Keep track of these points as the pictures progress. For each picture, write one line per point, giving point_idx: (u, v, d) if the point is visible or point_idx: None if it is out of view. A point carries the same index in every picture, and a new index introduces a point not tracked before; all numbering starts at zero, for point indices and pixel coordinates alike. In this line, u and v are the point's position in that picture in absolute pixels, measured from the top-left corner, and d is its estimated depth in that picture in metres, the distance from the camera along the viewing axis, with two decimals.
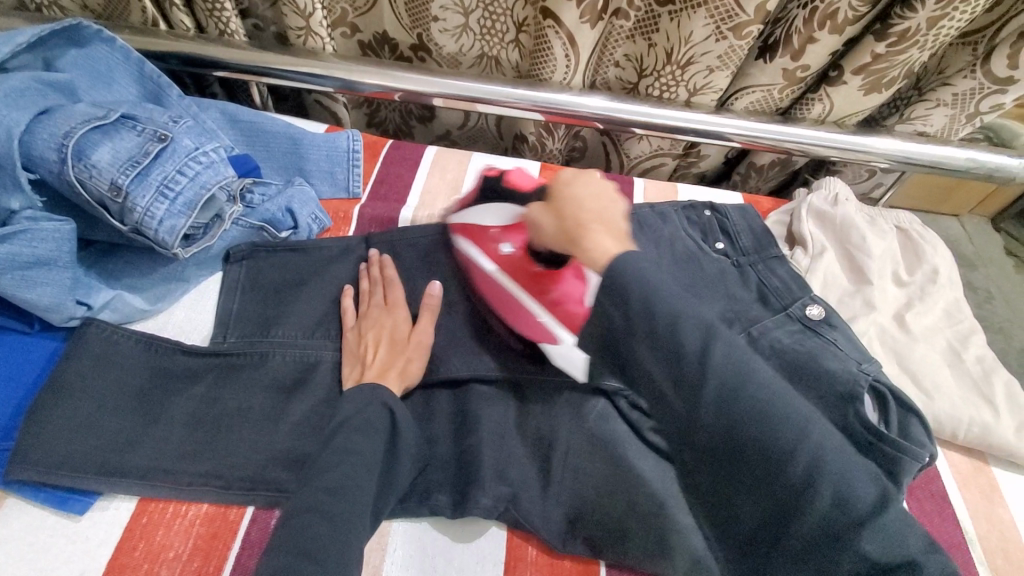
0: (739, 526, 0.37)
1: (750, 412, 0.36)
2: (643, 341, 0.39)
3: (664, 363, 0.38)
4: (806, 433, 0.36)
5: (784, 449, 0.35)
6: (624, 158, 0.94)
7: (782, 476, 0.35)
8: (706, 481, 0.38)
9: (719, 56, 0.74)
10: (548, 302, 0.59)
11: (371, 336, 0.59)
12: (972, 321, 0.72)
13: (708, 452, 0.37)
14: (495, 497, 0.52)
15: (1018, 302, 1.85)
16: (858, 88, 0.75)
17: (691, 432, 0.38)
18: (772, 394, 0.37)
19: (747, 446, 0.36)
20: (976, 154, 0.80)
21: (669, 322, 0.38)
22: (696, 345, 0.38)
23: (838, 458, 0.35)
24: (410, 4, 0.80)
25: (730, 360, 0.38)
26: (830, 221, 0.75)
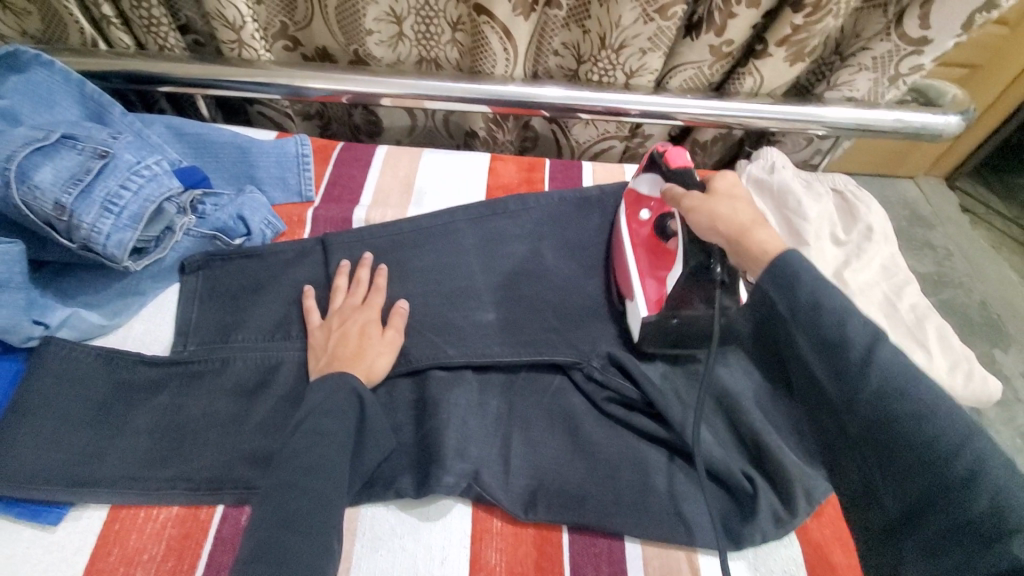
0: (882, 505, 0.41)
1: (911, 409, 0.38)
2: (805, 336, 0.42)
3: (825, 357, 0.42)
4: (969, 437, 0.37)
5: (942, 447, 0.37)
6: (573, 144, 0.97)
7: (941, 472, 0.37)
8: (860, 463, 0.42)
9: (650, 37, 0.77)
10: (649, 273, 0.62)
11: (339, 330, 0.60)
12: (907, 273, 0.76)
13: (865, 440, 0.41)
14: (458, 474, 0.54)
15: (973, 257, 1.93)
16: (784, 60, 0.79)
17: (851, 421, 0.41)
18: (940, 397, 0.38)
19: (902, 441, 0.39)
20: (903, 114, 0.84)
21: (834, 317, 0.41)
22: (863, 341, 0.40)
23: (1002, 466, 0.36)
24: (341, 22, 0.82)
25: (899, 364, 0.39)
26: (769, 189, 0.79)
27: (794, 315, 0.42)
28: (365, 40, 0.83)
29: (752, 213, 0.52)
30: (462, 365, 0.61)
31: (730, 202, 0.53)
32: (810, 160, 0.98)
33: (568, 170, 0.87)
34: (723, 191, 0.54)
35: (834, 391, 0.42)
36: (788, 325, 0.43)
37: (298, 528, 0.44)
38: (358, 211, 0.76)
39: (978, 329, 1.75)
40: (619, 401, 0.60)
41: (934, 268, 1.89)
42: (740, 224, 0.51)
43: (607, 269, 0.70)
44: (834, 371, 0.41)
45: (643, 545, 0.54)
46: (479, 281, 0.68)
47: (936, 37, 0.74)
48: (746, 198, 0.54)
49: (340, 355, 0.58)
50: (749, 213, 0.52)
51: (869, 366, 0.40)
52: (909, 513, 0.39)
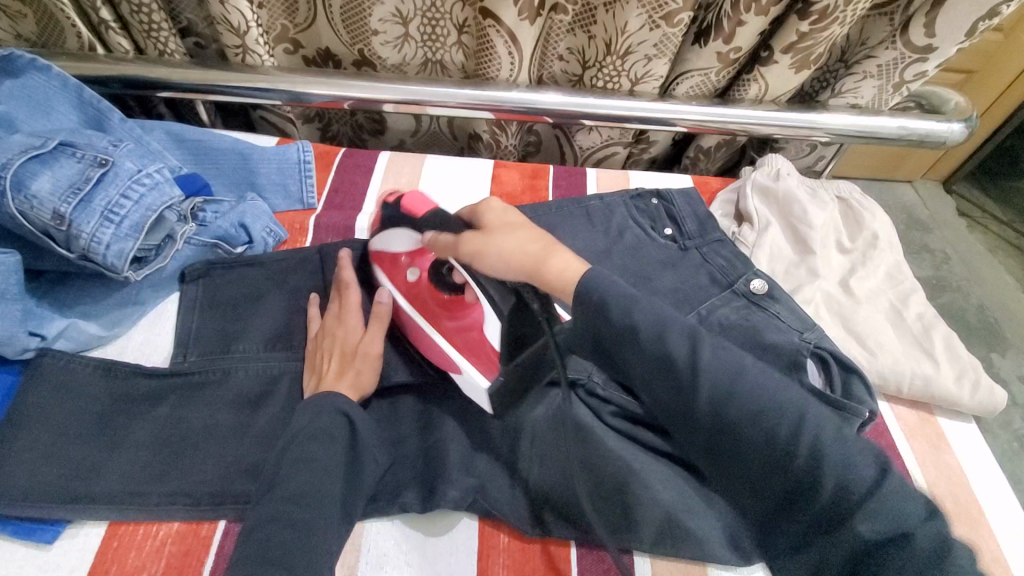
0: (752, 511, 0.39)
1: (739, 411, 0.38)
2: (631, 351, 0.42)
3: (656, 369, 0.41)
4: (799, 422, 0.37)
5: (781, 439, 0.37)
6: (577, 150, 0.95)
7: (783, 468, 0.37)
8: (719, 473, 0.40)
9: (655, 44, 0.76)
10: (454, 332, 0.59)
11: (327, 348, 0.59)
12: (913, 281, 0.76)
13: (712, 448, 0.40)
14: (463, 489, 0.53)
15: (971, 262, 1.94)
16: (789, 67, 0.78)
17: (694, 433, 0.41)
18: (763, 387, 0.39)
19: (746, 439, 0.38)
20: (907, 121, 0.84)
21: (653, 331, 0.42)
22: (683, 350, 0.41)
23: (833, 443, 0.36)
24: (346, 22, 0.80)
25: (721, 367, 0.40)
26: (774, 197, 0.78)
27: (614, 335, 0.43)
28: (371, 39, 0.82)
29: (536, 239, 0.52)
30: None
31: (508, 234, 0.52)
32: (813, 167, 0.98)
33: (571, 178, 0.86)
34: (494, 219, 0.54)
35: (672, 412, 0.41)
36: (611, 342, 0.43)
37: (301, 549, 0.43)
38: (361, 219, 0.75)
39: (976, 334, 1.76)
40: (626, 414, 0.60)
41: (932, 273, 1.90)
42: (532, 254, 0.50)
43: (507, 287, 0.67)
44: (662, 387, 0.41)
45: (651, 560, 0.53)
46: None
47: (941, 44, 0.74)
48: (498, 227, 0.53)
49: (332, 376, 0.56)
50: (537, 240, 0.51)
51: (697, 373, 0.40)
52: (772, 514, 0.38)
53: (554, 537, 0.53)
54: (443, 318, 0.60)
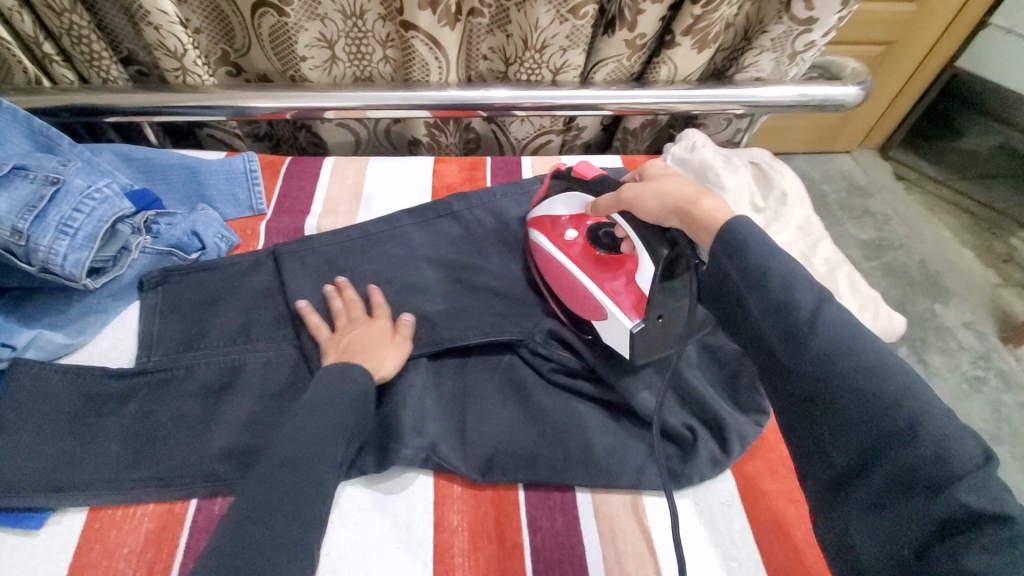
0: (838, 466, 0.45)
1: (858, 369, 0.44)
2: (753, 298, 0.49)
3: (774, 322, 0.48)
4: (908, 398, 0.42)
5: (884, 405, 0.43)
6: (512, 142, 1.02)
7: (883, 427, 0.43)
8: (816, 430, 0.46)
9: (567, 36, 0.83)
10: (606, 284, 0.61)
11: (349, 337, 0.63)
12: (821, 231, 0.84)
13: (819, 406, 0.46)
14: (415, 448, 0.57)
15: (911, 221, 2.05)
16: (691, 47, 0.86)
17: (802, 386, 0.46)
18: (883, 359, 0.44)
19: (853, 400, 0.44)
20: (806, 89, 0.92)
21: (783, 282, 0.47)
22: (809, 309, 0.47)
23: (940, 421, 0.41)
24: (274, 47, 0.85)
25: (838, 334, 0.45)
26: (692, 166, 0.85)
27: (747, 279, 0.49)
28: (300, 66, 0.87)
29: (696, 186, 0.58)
30: (416, 353, 0.66)
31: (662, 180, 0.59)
32: (732, 139, 1.06)
33: (507, 167, 0.92)
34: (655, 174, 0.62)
35: (783, 361, 0.47)
36: (741, 292, 0.50)
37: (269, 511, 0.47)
38: (310, 220, 0.80)
39: (920, 287, 1.86)
40: (564, 370, 0.65)
41: (875, 234, 2.00)
42: (684, 197, 0.57)
43: (456, 269, 0.73)
44: (783, 341, 0.47)
45: (593, 494, 0.59)
46: (429, 276, 0.73)
47: (821, 15, 0.82)
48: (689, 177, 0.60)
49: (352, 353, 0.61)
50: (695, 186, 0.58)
51: (816, 329, 0.46)
52: (859, 469, 0.44)
53: (503, 482, 0.58)
54: (595, 271, 0.63)
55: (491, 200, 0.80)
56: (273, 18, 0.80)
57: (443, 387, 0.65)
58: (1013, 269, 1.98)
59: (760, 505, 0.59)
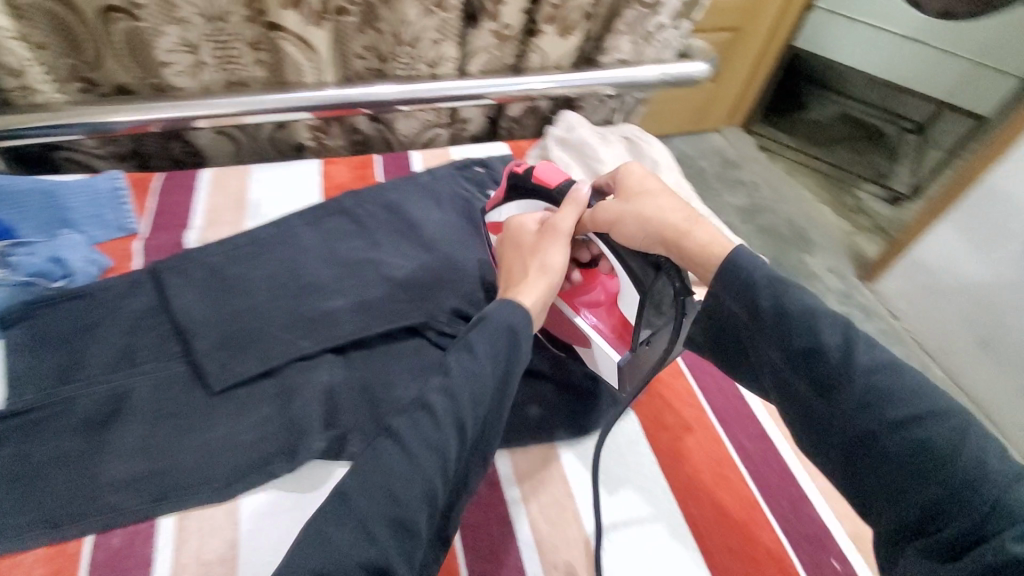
0: (893, 517, 0.42)
1: (901, 406, 0.42)
2: (765, 335, 0.48)
3: (794, 357, 0.46)
4: (963, 439, 0.41)
5: (937, 444, 0.41)
6: (400, 138, 1.03)
7: (933, 470, 0.41)
8: (868, 480, 0.44)
9: (436, 29, 0.86)
10: (588, 310, 0.64)
11: (530, 261, 0.62)
12: (690, 192, 0.93)
13: (866, 451, 0.44)
14: (324, 441, 0.59)
15: (777, 186, 2.30)
16: (556, 34, 0.92)
17: (843, 430, 0.45)
18: (930, 401, 0.43)
19: (904, 440, 0.42)
20: (665, 68, 1.01)
21: (805, 316, 0.46)
22: (838, 343, 0.45)
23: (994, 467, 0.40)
24: (133, 55, 0.80)
25: (875, 369, 0.44)
26: (570, 144, 0.92)
27: (756, 311, 0.48)
28: (161, 70, 0.82)
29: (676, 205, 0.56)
30: (319, 351, 0.64)
31: (644, 202, 0.57)
32: (608, 119, 1.14)
33: (396, 162, 0.93)
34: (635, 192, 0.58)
35: (816, 405, 0.46)
36: (752, 327, 0.48)
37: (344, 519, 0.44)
38: (191, 234, 0.77)
39: (790, 242, 2.09)
40: None
41: (748, 202, 2.20)
42: (672, 226, 0.54)
43: (356, 264, 0.73)
44: (809, 377, 0.46)
45: (511, 455, 0.62)
46: (326, 274, 0.72)
47: None
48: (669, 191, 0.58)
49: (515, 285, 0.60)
50: (681, 210, 0.56)
51: (849, 367, 0.44)
52: (919, 518, 0.41)
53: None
54: (574, 297, 0.66)
55: (382, 194, 0.81)
56: (126, 23, 0.76)
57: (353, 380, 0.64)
58: (861, 218, 2.27)
59: (660, 436, 0.65)
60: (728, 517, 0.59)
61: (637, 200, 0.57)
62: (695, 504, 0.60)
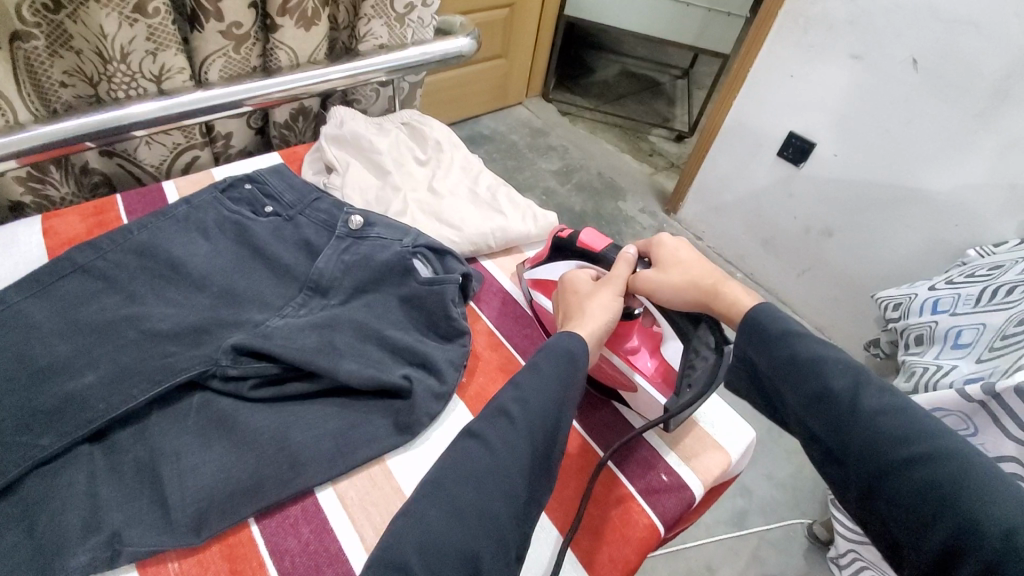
0: (914, 552, 0.45)
1: (901, 436, 0.48)
2: (783, 380, 0.54)
3: (804, 398, 0.52)
4: (969, 471, 0.45)
5: (943, 478, 0.45)
6: (150, 169, 0.89)
7: (944, 505, 0.44)
8: (885, 517, 0.47)
9: (147, 38, 0.74)
10: (627, 354, 0.67)
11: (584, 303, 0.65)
12: (480, 166, 0.93)
13: (878, 484, 0.47)
14: (94, 548, 0.47)
15: (582, 146, 2.47)
16: (297, 27, 0.84)
17: (855, 463, 0.49)
18: (932, 433, 0.48)
19: (911, 470, 0.46)
20: (428, 48, 0.99)
21: (813, 358, 0.53)
22: (844, 383, 0.51)
23: (992, 492, 0.44)
24: None
25: (881, 403, 0.50)
26: (345, 140, 0.86)
27: (776, 356, 0.55)
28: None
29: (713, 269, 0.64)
30: (72, 444, 0.53)
31: (681, 267, 0.64)
32: (390, 108, 1.10)
33: (144, 198, 0.79)
34: (667, 256, 0.66)
35: (828, 439, 0.51)
36: (775, 370, 0.55)
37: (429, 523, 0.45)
38: None
39: (605, 193, 2.26)
40: (269, 379, 0.60)
41: (561, 164, 2.35)
42: (703, 290, 0.62)
43: (106, 325, 0.60)
44: (825, 419, 0.51)
45: (335, 486, 0.57)
46: (65, 348, 0.58)
47: None
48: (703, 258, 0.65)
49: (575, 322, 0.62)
50: (711, 276, 0.63)
51: (858, 402, 0.50)
52: (941, 553, 0.44)
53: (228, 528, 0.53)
54: (612, 343, 0.68)
55: (128, 236, 0.68)
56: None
57: (126, 465, 0.53)
58: (656, 159, 2.53)
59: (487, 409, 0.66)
60: (564, 466, 0.62)
61: (681, 264, 0.65)
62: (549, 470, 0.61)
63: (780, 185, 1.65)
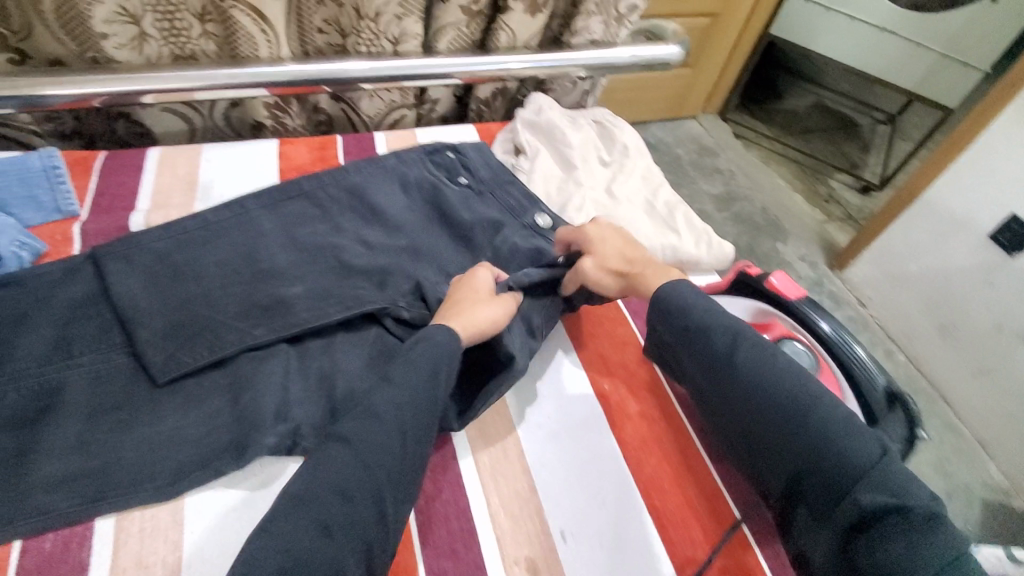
0: (775, 485, 0.56)
1: (767, 386, 0.57)
2: (681, 349, 0.62)
3: (694, 363, 0.61)
4: (812, 413, 0.55)
5: (793, 422, 0.55)
6: (365, 119, 0.99)
7: (799, 439, 0.54)
8: (754, 460, 0.58)
9: (399, 3, 0.82)
10: None
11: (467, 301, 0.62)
12: (661, 178, 0.91)
13: (743, 431, 0.58)
14: (279, 434, 0.56)
15: (750, 174, 2.31)
16: (523, 12, 0.88)
17: (728, 414, 0.59)
18: (791, 379, 0.57)
19: (767, 419, 0.56)
20: (636, 50, 0.99)
21: (699, 327, 0.61)
22: (723, 346, 0.60)
23: (836, 424, 0.54)
24: (66, 25, 0.75)
25: (753, 360, 0.58)
26: (539, 127, 0.89)
27: (675, 328, 0.63)
28: (101, 44, 0.78)
29: (637, 260, 0.70)
30: (274, 341, 0.62)
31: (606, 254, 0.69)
32: (580, 103, 1.11)
33: (359, 143, 0.88)
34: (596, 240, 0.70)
35: (707, 392, 0.61)
36: (672, 339, 0.63)
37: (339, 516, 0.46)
38: (136, 216, 0.72)
39: (764, 230, 2.11)
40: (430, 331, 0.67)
41: (723, 189, 2.22)
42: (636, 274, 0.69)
43: (313, 251, 0.69)
44: (709, 375, 0.60)
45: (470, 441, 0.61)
46: (283, 260, 0.68)
47: None
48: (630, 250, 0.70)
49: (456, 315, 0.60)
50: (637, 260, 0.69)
51: (732, 362, 0.59)
52: (791, 484, 0.55)
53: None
54: None
55: (343, 174, 0.77)
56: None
57: (307, 370, 0.62)
58: (831, 207, 2.30)
59: (625, 427, 0.65)
60: (689, 504, 0.60)
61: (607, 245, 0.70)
62: (665, 501, 0.59)
63: (982, 269, 1.42)
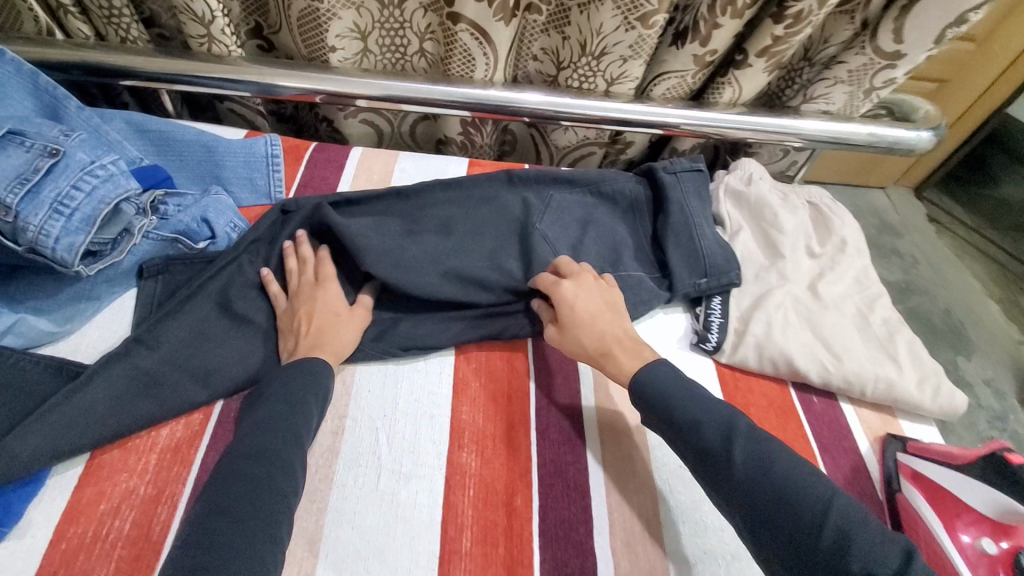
0: None
1: (776, 485, 0.47)
2: (670, 425, 0.53)
3: (690, 448, 0.52)
4: (817, 509, 0.45)
5: (810, 520, 0.45)
6: (552, 149, 0.96)
7: (825, 542, 0.43)
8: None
9: (630, 46, 0.76)
10: None
11: (304, 308, 0.61)
12: (879, 285, 0.77)
13: (756, 530, 0.47)
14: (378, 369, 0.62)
15: (938, 267, 1.97)
16: (762, 71, 0.79)
17: (738, 516, 0.48)
18: (791, 476, 0.47)
19: (768, 510, 0.46)
20: (877, 128, 0.83)
21: (699, 411, 0.53)
22: (717, 431, 0.51)
23: (859, 524, 0.44)
24: (303, 33, 0.79)
25: (752, 460, 0.49)
26: (746, 201, 0.80)
27: (672, 402, 0.54)
28: (328, 56, 0.81)
29: (620, 315, 0.64)
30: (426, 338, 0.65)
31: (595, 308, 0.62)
32: (785, 172, 0.98)
33: None
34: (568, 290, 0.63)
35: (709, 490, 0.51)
36: (660, 413, 0.55)
37: (245, 492, 0.46)
38: None
39: (943, 337, 1.78)
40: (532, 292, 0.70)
41: (902, 277, 1.92)
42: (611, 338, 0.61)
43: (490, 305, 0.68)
44: (704, 468, 0.51)
45: (614, 554, 0.53)
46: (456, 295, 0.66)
47: (909, 51, 0.74)
48: (610, 311, 0.63)
49: (318, 344, 0.59)
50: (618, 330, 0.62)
51: (731, 449, 0.50)
52: None
53: (502, 484, 0.56)
54: None
55: (531, 209, 0.74)
56: (303, 2, 0.74)
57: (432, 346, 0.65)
58: None
59: None
60: None
61: (595, 310, 0.63)
62: None
63: None
